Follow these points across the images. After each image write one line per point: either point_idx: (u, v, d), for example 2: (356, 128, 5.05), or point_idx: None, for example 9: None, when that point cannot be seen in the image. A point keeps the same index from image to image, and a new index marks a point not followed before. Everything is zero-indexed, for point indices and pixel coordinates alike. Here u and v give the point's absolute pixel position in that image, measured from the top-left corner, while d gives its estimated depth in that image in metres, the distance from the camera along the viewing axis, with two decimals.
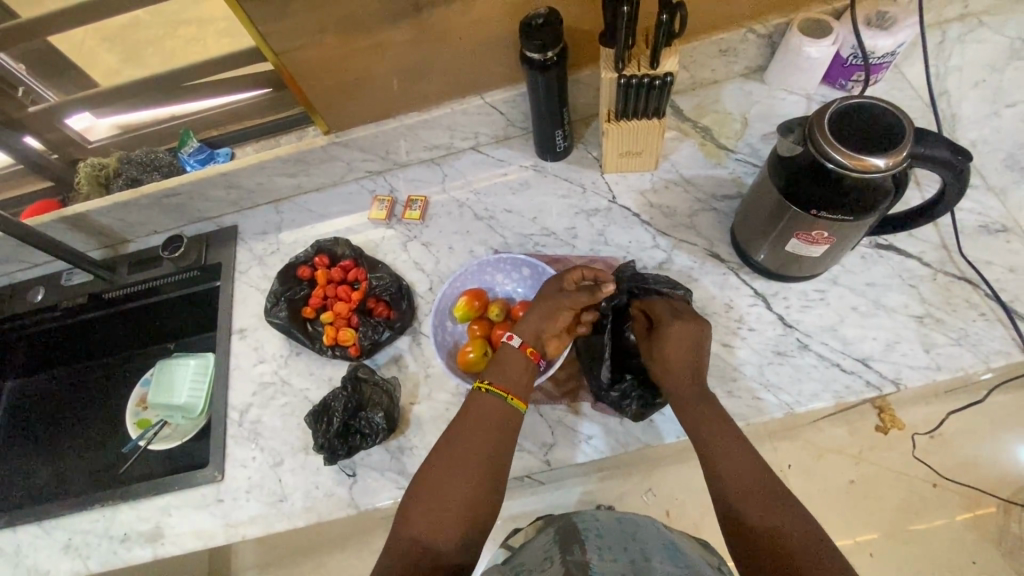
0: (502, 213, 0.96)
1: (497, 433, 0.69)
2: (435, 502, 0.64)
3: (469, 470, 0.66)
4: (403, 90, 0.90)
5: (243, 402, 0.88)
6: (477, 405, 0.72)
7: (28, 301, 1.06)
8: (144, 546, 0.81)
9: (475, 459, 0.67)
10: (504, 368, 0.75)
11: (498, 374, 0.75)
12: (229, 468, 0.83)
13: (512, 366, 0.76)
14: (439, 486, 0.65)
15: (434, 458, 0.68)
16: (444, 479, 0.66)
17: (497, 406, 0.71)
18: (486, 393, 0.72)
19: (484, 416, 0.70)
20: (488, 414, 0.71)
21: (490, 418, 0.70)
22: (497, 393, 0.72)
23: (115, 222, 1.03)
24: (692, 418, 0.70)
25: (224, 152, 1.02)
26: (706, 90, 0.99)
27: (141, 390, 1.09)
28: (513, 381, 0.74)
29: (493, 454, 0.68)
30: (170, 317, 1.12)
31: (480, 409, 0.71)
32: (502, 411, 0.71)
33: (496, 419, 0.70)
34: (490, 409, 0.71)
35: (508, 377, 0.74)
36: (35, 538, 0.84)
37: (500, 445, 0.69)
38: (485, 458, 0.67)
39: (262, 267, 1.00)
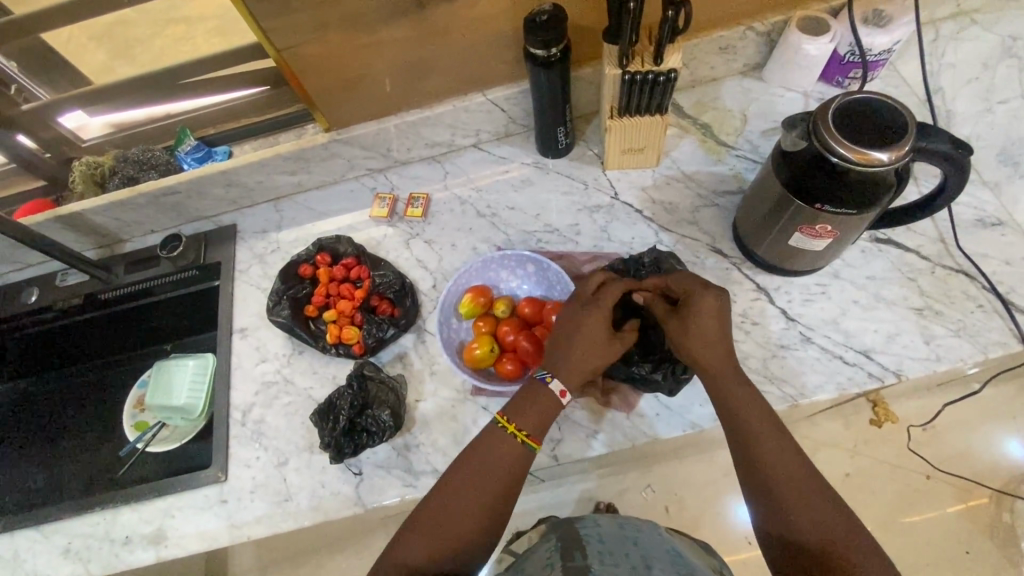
0: (505, 210, 0.96)
1: (513, 474, 0.67)
2: (432, 533, 0.63)
3: (478, 509, 0.65)
4: (404, 87, 0.90)
5: (245, 402, 0.87)
6: (495, 436, 0.69)
7: (21, 302, 1.04)
8: (147, 549, 0.79)
9: (483, 496, 0.65)
10: (542, 413, 0.70)
11: (531, 419, 0.69)
12: (233, 469, 0.82)
13: (540, 410, 0.70)
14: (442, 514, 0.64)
15: (450, 478, 0.67)
16: (461, 498, 0.65)
17: (514, 451, 0.68)
18: (520, 443, 0.68)
19: (498, 453, 0.68)
20: (504, 454, 0.68)
21: (505, 460, 0.67)
22: (530, 445, 0.68)
23: (112, 221, 1.02)
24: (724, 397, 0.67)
25: (222, 150, 1.01)
26: (705, 87, 1.00)
27: (137, 392, 1.09)
28: (545, 424, 0.70)
29: (501, 494, 0.66)
30: (168, 317, 1.10)
31: (496, 448, 0.68)
32: (519, 459, 0.68)
33: (511, 460, 0.68)
34: (507, 449, 0.68)
35: (541, 425, 0.70)
36: (32, 542, 0.83)
37: (515, 478, 0.67)
38: (494, 497, 0.66)
39: (262, 266, 0.99)
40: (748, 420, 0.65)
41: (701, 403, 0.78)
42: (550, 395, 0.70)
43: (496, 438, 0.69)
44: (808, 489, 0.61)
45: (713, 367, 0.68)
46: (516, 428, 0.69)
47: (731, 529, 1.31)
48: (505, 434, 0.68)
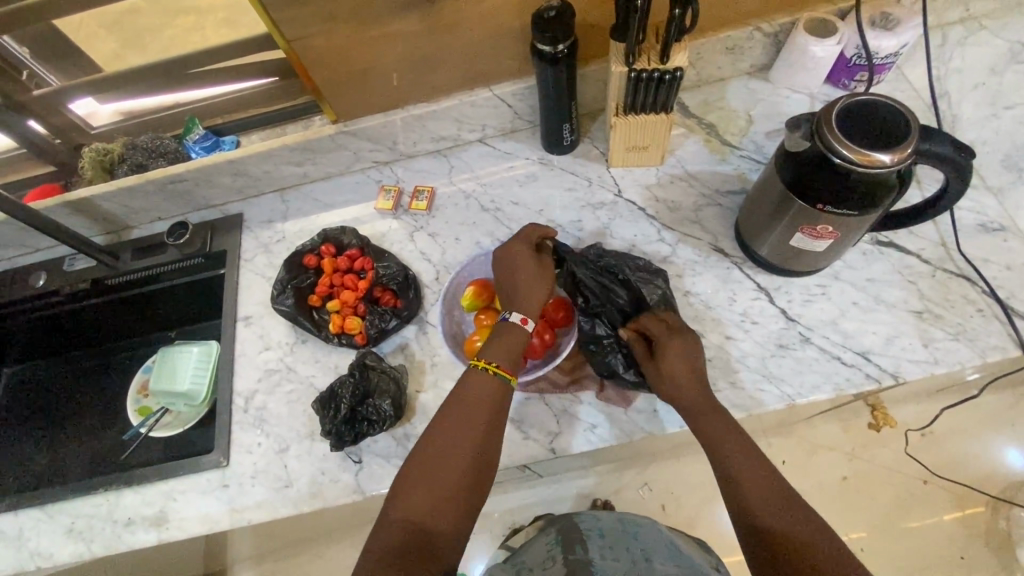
0: (509, 205, 0.97)
1: (493, 411, 0.69)
2: (421, 486, 0.63)
3: (467, 450, 0.66)
4: (411, 81, 0.90)
5: (248, 388, 0.88)
6: (467, 383, 0.71)
7: (29, 285, 1.05)
8: (148, 531, 0.81)
9: (468, 440, 0.66)
10: (507, 343, 0.74)
11: (500, 352, 0.73)
12: (234, 454, 0.83)
13: (504, 343, 0.74)
14: (431, 466, 0.64)
15: (429, 439, 0.67)
16: (443, 463, 0.65)
17: (491, 386, 0.70)
18: (492, 375, 0.71)
19: (476, 397, 0.69)
20: (481, 393, 0.69)
21: (483, 397, 0.69)
22: (503, 376, 0.71)
23: (120, 208, 1.03)
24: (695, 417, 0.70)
25: (230, 140, 1.02)
26: (710, 87, 1.00)
27: (141, 377, 1.10)
28: (515, 355, 0.74)
29: (485, 433, 0.67)
30: (174, 304, 1.12)
31: (472, 391, 0.70)
32: (497, 392, 0.70)
33: (489, 398, 0.69)
34: (483, 389, 0.70)
35: (510, 355, 0.73)
36: (37, 522, 0.84)
37: (495, 428, 0.68)
38: (478, 436, 0.67)
39: (267, 255, 1.00)
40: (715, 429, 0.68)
41: None
42: (511, 328, 0.75)
43: (470, 381, 0.71)
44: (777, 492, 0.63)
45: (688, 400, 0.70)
46: (486, 362, 0.71)
47: (727, 529, 1.32)
48: (478, 370, 0.71)
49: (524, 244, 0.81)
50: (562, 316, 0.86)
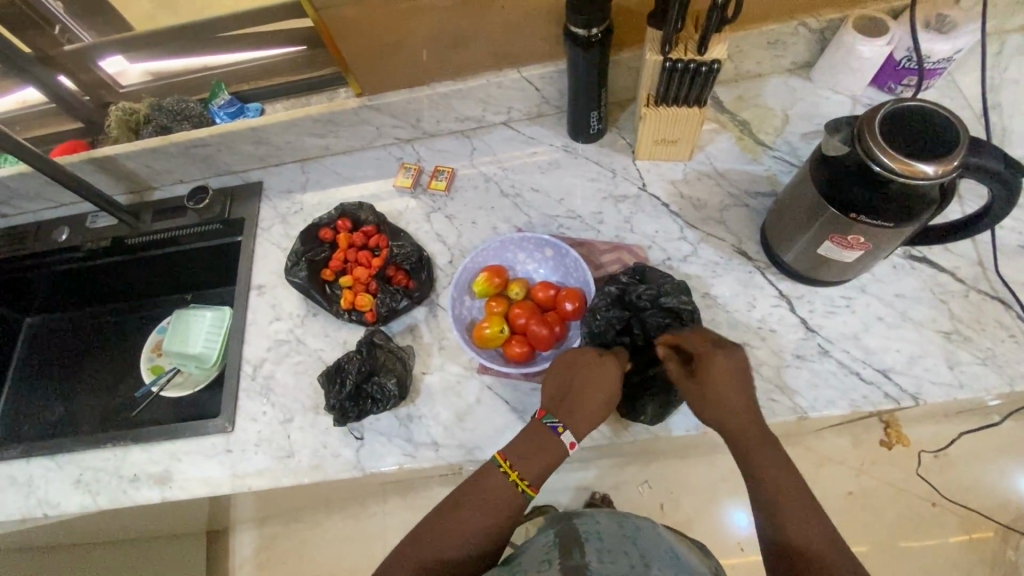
0: (529, 192, 0.94)
1: (503, 519, 0.66)
2: (413, 560, 0.64)
3: (465, 549, 0.65)
4: (439, 59, 0.89)
5: (257, 356, 0.89)
6: (486, 477, 0.68)
7: (52, 240, 1.07)
8: (153, 488, 0.82)
9: (470, 538, 0.65)
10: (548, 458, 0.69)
11: (532, 468, 0.68)
12: (240, 421, 0.84)
13: (541, 456, 0.68)
14: (430, 545, 0.65)
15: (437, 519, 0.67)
16: (441, 544, 0.65)
17: (506, 494, 0.67)
18: (518, 490, 0.67)
19: (492, 496, 0.67)
20: (497, 494, 0.67)
21: (497, 502, 0.66)
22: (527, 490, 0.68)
23: (143, 168, 1.03)
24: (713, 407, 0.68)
25: (255, 108, 1.01)
26: (747, 83, 0.96)
27: (155, 337, 1.12)
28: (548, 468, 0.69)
29: (489, 539, 0.65)
30: (191, 267, 1.13)
31: (490, 491, 0.67)
32: (511, 504, 0.67)
33: (503, 506, 0.66)
34: (500, 494, 0.67)
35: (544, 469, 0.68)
36: (47, 471, 0.86)
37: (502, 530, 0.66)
38: (480, 536, 0.65)
39: (284, 225, 1.00)
40: (730, 419, 0.67)
41: None
42: (557, 445, 0.69)
43: (492, 479, 0.68)
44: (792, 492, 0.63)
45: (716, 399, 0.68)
46: (516, 474, 0.67)
47: (725, 534, 1.31)
48: (501, 473, 0.68)
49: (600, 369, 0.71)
50: (571, 309, 0.82)
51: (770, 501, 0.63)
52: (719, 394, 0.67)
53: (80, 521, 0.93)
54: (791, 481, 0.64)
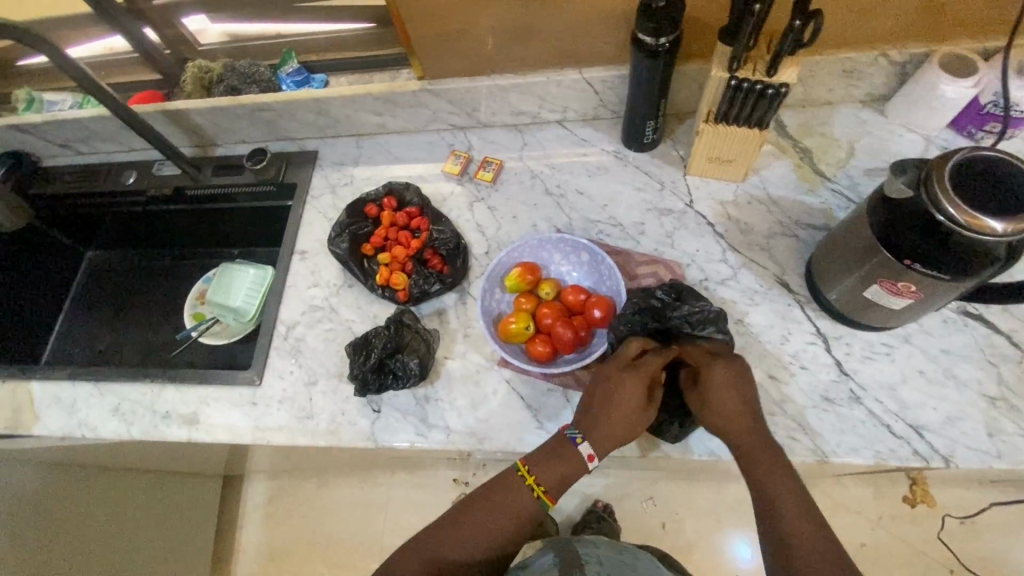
0: (573, 193, 0.94)
1: (518, 525, 0.70)
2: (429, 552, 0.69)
3: (480, 548, 0.70)
4: (502, 51, 0.89)
5: (291, 318, 0.92)
6: (505, 482, 0.72)
7: (120, 182, 1.12)
8: (181, 428, 0.87)
9: (485, 540, 0.69)
10: (560, 471, 0.70)
11: (549, 472, 0.70)
12: (267, 377, 0.88)
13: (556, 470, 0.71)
14: (447, 540, 0.69)
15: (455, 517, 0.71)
16: (458, 541, 0.69)
17: (524, 502, 0.70)
18: (536, 498, 0.71)
19: (508, 503, 0.70)
20: (514, 502, 0.71)
21: (515, 509, 0.70)
22: (543, 500, 0.71)
23: (210, 124, 1.07)
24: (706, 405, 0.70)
25: (319, 79, 1.04)
26: (815, 110, 0.93)
27: (200, 286, 1.18)
28: (564, 480, 0.71)
29: (504, 541, 0.70)
30: (241, 224, 1.18)
31: (508, 499, 0.71)
32: (527, 512, 0.71)
33: (519, 513, 0.70)
34: (518, 501, 0.71)
35: (561, 481, 0.71)
36: (89, 395, 0.93)
37: (519, 529, 0.71)
38: (496, 537, 0.70)
39: (332, 196, 1.03)
40: (720, 409, 0.69)
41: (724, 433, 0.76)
42: (578, 460, 0.71)
43: (511, 487, 0.71)
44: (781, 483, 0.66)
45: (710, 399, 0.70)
46: (535, 481, 0.70)
47: (724, 564, 1.28)
48: (522, 483, 0.71)
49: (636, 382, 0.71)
50: (599, 317, 0.82)
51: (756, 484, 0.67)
52: (717, 400, 0.69)
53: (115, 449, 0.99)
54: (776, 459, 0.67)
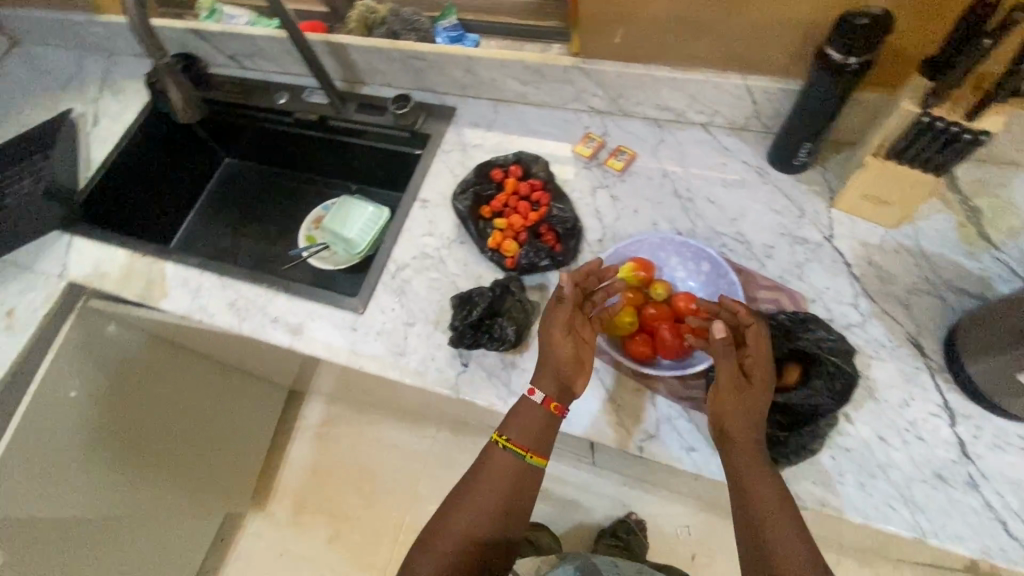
0: (703, 201, 0.91)
1: (513, 478, 0.76)
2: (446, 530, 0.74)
3: (487, 510, 0.75)
4: (668, 42, 0.87)
5: (403, 259, 0.96)
6: (489, 457, 0.79)
7: (272, 100, 1.20)
8: (286, 334, 0.94)
9: (486, 502, 0.75)
10: (527, 424, 0.77)
11: (520, 430, 0.77)
12: (370, 308, 0.93)
13: (537, 429, 0.77)
14: (456, 515, 0.75)
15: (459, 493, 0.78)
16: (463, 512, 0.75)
17: (512, 460, 0.77)
18: (513, 450, 0.77)
19: (495, 467, 0.77)
20: (501, 465, 0.77)
21: (502, 468, 0.77)
22: (522, 451, 0.77)
23: (364, 63, 1.11)
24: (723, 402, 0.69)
25: (472, 39, 1.07)
26: (996, 169, 0.84)
27: (318, 212, 1.25)
28: (535, 436, 0.77)
29: (507, 497, 0.76)
30: (368, 162, 1.24)
31: (494, 463, 0.78)
32: (518, 467, 0.77)
33: (507, 468, 0.77)
34: (505, 461, 0.77)
35: (532, 436, 0.77)
36: (211, 285, 1.00)
37: (516, 482, 0.77)
38: (497, 494, 0.75)
39: (462, 154, 1.05)
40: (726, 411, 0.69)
41: (814, 481, 0.70)
42: (533, 408, 0.76)
43: (495, 456, 0.78)
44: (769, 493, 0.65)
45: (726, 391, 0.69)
46: (505, 438, 0.77)
47: None
48: (499, 446, 0.78)
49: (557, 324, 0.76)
50: (710, 331, 0.79)
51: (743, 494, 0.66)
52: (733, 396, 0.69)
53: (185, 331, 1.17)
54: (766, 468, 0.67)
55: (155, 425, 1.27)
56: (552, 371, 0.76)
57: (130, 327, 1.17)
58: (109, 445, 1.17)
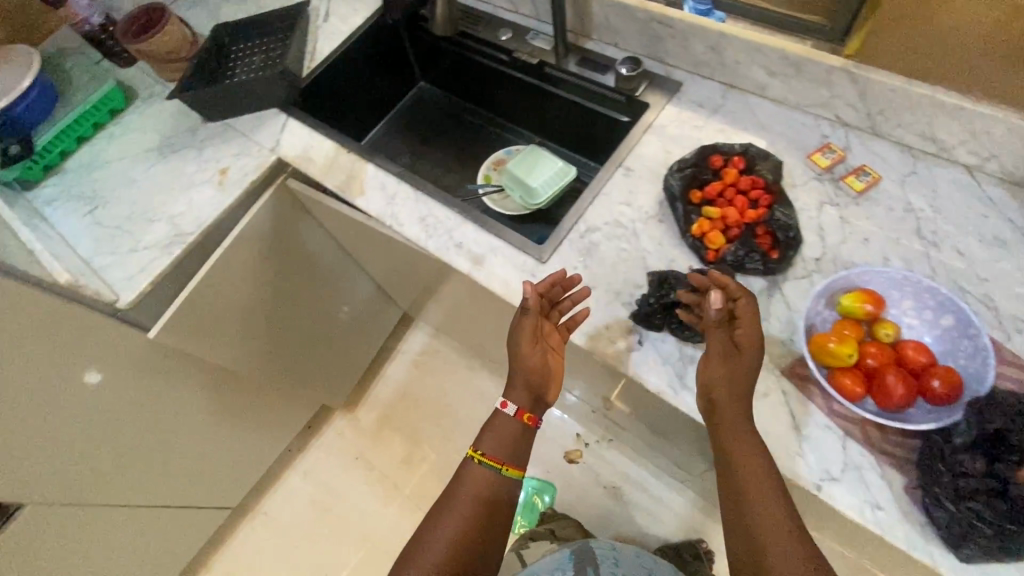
0: (949, 249, 0.81)
1: (488, 491, 0.83)
2: (428, 548, 0.78)
3: (468, 513, 0.80)
4: (973, 65, 0.78)
5: (595, 221, 0.93)
6: (463, 472, 0.85)
7: (495, 35, 1.21)
8: (466, 261, 0.96)
9: (467, 511, 0.80)
10: (500, 434, 0.85)
11: (494, 443, 0.85)
12: (553, 259, 0.92)
13: (508, 437, 0.85)
14: (433, 530, 0.79)
15: (438, 509, 0.82)
16: (447, 522, 0.80)
17: (489, 474, 0.84)
18: (481, 463, 0.84)
19: (471, 482, 0.83)
20: (478, 481, 0.83)
21: (478, 484, 0.83)
22: (492, 465, 0.84)
23: (601, 17, 1.08)
24: (720, 385, 0.71)
25: (718, 16, 0.99)
26: None
27: (500, 155, 1.28)
28: (506, 446, 0.85)
29: (486, 507, 0.81)
30: (565, 118, 1.23)
31: (470, 475, 0.84)
32: (494, 479, 0.84)
33: (482, 483, 0.83)
34: (482, 474, 0.84)
35: (506, 446, 0.85)
36: (405, 196, 1.05)
37: (492, 492, 0.83)
38: (473, 504, 0.81)
39: (678, 130, 1.00)
40: (723, 399, 0.71)
41: None
42: (502, 416, 0.86)
43: (468, 471, 0.84)
44: (767, 488, 0.67)
45: (718, 376, 0.72)
46: (477, 452, 0.85)
47: None
48: (473, 461, 0.85)
49: (526, 324, 0.81)
50: (937, 390, 0.71)
51: (738, 489, 0.68)
52: (726, 383, 0.71)
53: (342, 220, 1.18)
54: (762, 463, 0.69)
55: (297, 305, 1.38)
56: (524, 385, 0.84)
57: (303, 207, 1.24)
58: (253, 306, 1.26)
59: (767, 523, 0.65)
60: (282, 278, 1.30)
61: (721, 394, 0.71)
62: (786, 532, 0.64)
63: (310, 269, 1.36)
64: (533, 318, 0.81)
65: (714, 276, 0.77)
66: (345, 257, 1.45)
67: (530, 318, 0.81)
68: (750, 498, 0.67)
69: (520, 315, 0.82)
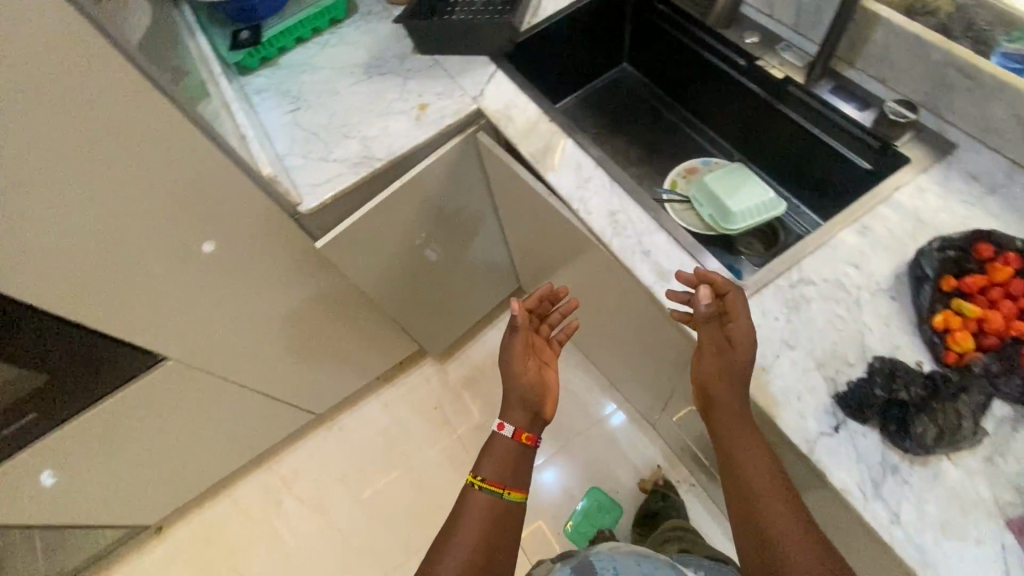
0: None
1: (493, 513, 0.98)
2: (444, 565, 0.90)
3: (478, 533, 0.94)
4: None
5: (812, 274, 0.82)
6: (469, 502, 1.00)
7: (739, 37, 1.09)
8: (651, 274, 0.89)
9: (476, 531, 0.95)
10: (496, 460, 1.05)
11: (491, 469, 1.03)
12: (752, 302, 0.81)
13: (507, 458, 1.05)
14: (448, 549, 0.92)
15: (454, 531, 0.95)
16: (460, 542, 0.93)
17: (493, 498, 1.00)
18: (482, 490, 1.01)
19: (475, 506, 0.99)
20: (484, 505, 0.99)
21: (483, 506, 0.98)
22: (495, 489, 1.01)
23: (880, 46, 0.94)
24: (723, 394, 0.76)
25: None
26: None
27: (696, 164, 1.18)
28: (503, 470, 1.04)
29: (493, 527, 0.96)
30: (783, 143, 1.12)
31: (475, 500, 0.99)
32: (498, 503, 1.00)
33: (484, 510, 0.98)
34: (484, 499, 0.99)
35: (505, 467, 1.04)
36: (599, 184, 0.99)
37: (492, 512, 0.99)
38: (482, 523, 0.96)
39: (937, 197, 0.86)
40: (727, 404, 0.76)
41: None
42: (501, 439, 1.06)
43: (475, 499, 1.00)
44: (769, 488, 0.73)
45: (720, 386, 0.76)
46: (478, 480, 1.02)
47: None
48: (476, 489, 1.01)
49: (518, 337, 1.10)
50: None
51: (745, 490, 0.74)
52: (729, 389, 0.75)
53: (516, 185, 1.15)
54: (765, 463, 0.74)
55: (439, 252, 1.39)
56: (520, 404, 1.08)
57: (478, 158, 1.22)
58: (406, 243, 1.28)
59: (772, 518, 0.70)
60: (438, 223, 1.30)
61: (724, 397, 0.76)
62: (793, 527, 0.69)
63: (459, 222, 1.36)
64: (522, 334, 1.10)
65: (702, 273, 0.79)
66: (494, 218, 1.44)
67: (513, 335, 1.10)
68: (754, 496, 0.73)
69: (511, 329, 1.10)
